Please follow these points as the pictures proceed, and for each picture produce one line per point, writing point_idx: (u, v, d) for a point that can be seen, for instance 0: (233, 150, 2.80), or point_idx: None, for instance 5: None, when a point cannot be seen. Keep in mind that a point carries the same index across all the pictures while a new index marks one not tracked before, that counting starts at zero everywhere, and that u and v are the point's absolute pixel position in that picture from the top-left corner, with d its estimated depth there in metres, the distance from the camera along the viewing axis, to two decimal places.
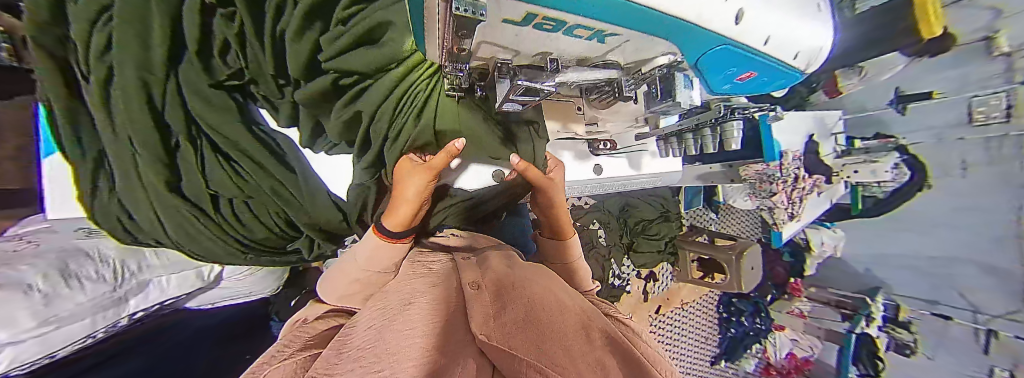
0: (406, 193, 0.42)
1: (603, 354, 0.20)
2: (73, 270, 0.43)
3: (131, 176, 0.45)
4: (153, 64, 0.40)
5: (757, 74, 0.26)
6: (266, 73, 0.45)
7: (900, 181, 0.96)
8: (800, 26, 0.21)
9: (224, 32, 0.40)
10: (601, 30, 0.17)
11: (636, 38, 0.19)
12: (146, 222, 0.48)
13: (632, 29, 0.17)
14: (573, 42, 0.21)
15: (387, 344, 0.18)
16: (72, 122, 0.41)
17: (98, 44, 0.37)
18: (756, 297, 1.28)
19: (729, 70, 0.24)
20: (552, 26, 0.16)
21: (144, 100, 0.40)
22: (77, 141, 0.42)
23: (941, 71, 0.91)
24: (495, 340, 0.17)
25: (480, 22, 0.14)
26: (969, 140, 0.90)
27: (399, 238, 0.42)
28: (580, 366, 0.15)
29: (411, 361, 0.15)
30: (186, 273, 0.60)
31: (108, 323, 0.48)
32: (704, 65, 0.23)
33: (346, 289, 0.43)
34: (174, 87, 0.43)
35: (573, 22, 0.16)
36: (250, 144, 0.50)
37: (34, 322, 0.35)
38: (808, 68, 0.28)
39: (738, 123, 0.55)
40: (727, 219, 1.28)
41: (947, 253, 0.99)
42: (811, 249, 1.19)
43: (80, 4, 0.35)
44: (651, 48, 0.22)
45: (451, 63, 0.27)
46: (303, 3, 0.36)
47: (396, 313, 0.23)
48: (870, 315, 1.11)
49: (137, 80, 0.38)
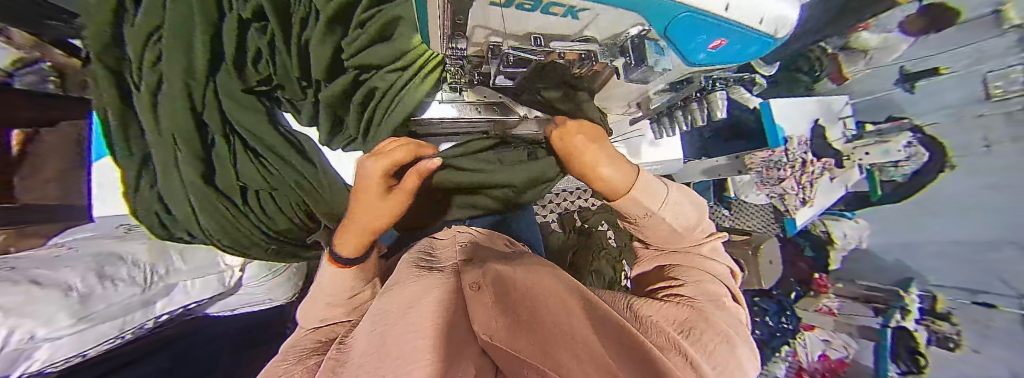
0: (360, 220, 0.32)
1: (615, 337, 0.18)
2: (108, 273, 0.47)
3: (169, 172, 0.48)
4: (195, 72, 0.45)
5: (728, 41, 0.29)
6: (292, 76, 0.50)
7: (916, 163, 0.98)
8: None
9: (258, 39, 0.46)
10: (573, 6, 0.22)
11: (604, 11, 0.23)
12: (182, 215, 0.51)
13: (598, 3, 0.21)
14: (547, 20, 0.25)
15: (392, 349, 0.17)
16: (124, 124, 0.46)
17: (149, 56, 0.42)
18: (779, 295, 1.23)
19: (699, 37, 0.27)
20: (530, 4, 0.22)
21: (187, 101, 0.45)
22: (125, 139, 0.47)
23: (952, 47, 0.89)
24: (501, 345, 0.16)
25: (472, 1, 0.21)
26: (988, 116, 0.87)
27: (347, 262, 0.33)
28: (584, 340, 0.15)
29: (414, 364, 0.12)
30: (210, 277, 0.63)
31: (136, 324, 0.50)
32: (673, 34, 0.26)
33: (331, 307, 0.35)
34: (212, 93, 0.48)
35: (548, 1, 0.21)
36: (274, 139, 0.53)
37: (71, 319, 0.38)
38: (779, 33, 0.28)
39: (722, 94, 0.61)
40: (742, 215, 1.17)
41: (982, 236, 0.91)
42: (834, 242, 1.18)
43: (136, 27, 0.41)
44: (621, 18, 0.25)
45: (450, 49, 0.32)
46: (328, 8, 0.40)
47: (397, 317, 0.23)
48: (905, 307, 1.04)
49: (182, 87, 0.44)
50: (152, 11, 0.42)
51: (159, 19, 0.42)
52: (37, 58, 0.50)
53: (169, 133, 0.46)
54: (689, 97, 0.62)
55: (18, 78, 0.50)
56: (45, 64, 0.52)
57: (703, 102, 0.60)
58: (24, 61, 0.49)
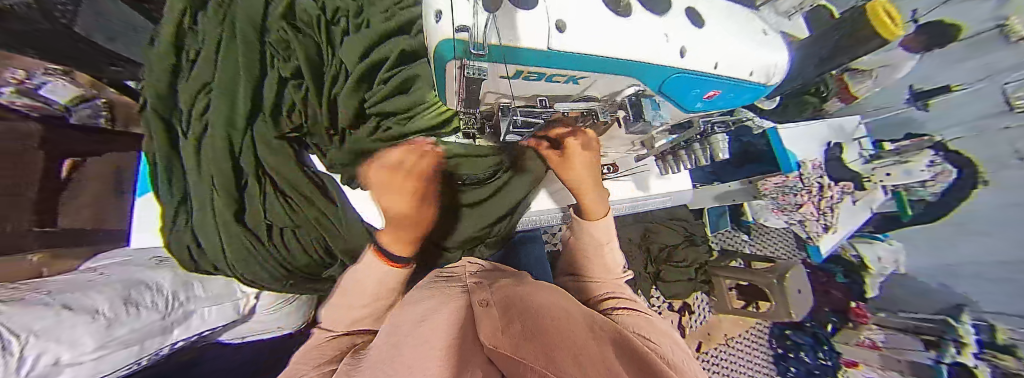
0: (404, 235, 0.32)
1: (612, 357, 0.19)
2: (134, 298, 0.49)
3: (202, 209, 0.51)
4: (235, 119, 0.49)
5: (721, 90, 0.32)
6: (319, 124, 0.52)
7: (943, 182, 0.93)
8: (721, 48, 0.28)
9: (293, 95, 0.51)
10: (571, 75, 0.25)
11: (600, 74, 0.25)
12: (210, 252, 0.52)
13: (586, 70, 0.24)
14: (546, 85, 0.27)
15: (402, 356, 0.18)
16: (167, 165, 0.51)
17: (197, 108, 0.49)
18: (812, 325, 1.15)
19: (694, 91, 0.31)
20: (536, 77, 0.25)
21: (227, 147, 0.49)
22: (168, 180, 0.51)
23: (960, 63, 0.84)
24: (502, 349, 0.17)
25: (484, 80, 0.23)
26: (1014, 128, 0.83)
27: (405, 261, 0.34)
28: (597, 359, 0.17)
29: (429, 362, 0.14)
30: (225, 305, 0.64)
31: (154, 350, 0.50)
32: (668, 90, 0.30)
33: (352, 312, 0.36)
34: (250, 137, 0.51)
35: (550, 72, 0.24)
36: (298, 178, 0.53)
37: (94, 344, 0.39)
38: (768, 81, 0.34)
39: (723, 136, 0.54)
40: (761, 242, 1.20)
41: (1018, 256, 0.88)
42: (867, 267, 1.08)
43: (190, 85, 0.49)
44: (618, 80, 0.27)
45: (465, 109, 0.30)
46: (359, 68, 0.46)
47: (409, 329, 0.24)
48: (960, 339, 0.95)
49: (223, 136, 0.48)
50: (205, 70, 0.49)
51: (208, 77, 0.49)
52: (93, 95, 0.60)
53: (208, 173, 0.49)
54: (689, 140, 0.56)
55: (74, 112, 0.58)
56: (99, 101, 0.61)
57: (704, 145, 0.54)
58: (85, 97, 0.59)
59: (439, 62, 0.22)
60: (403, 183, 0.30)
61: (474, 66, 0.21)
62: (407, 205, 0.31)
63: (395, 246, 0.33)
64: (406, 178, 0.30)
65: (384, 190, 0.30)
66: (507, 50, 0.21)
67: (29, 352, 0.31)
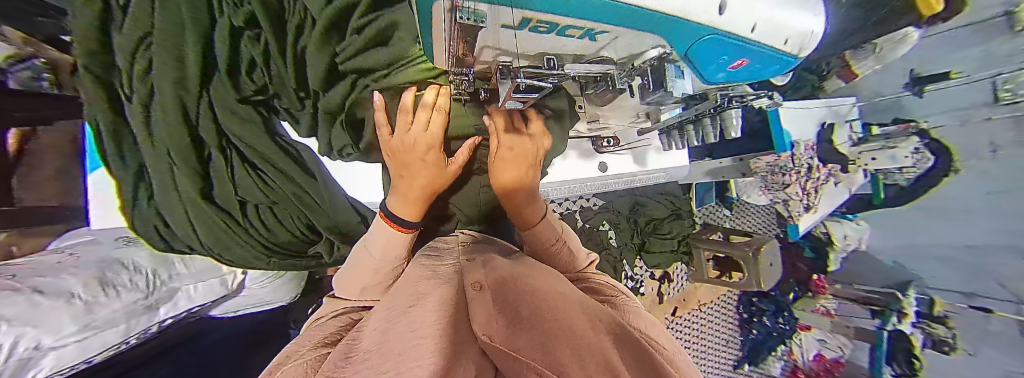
0: (417, 182, 0.42)
1: (607, 346, 0.20)
2: (109, 279, 0.48)
3: (167, 188, 0.48)
4: (186, 83, 0.43)
5: (750, 61, 0.26)
6: (287, 85, 0.47)
7: (922, 167, 0.96)
8: (787, 8, 0.21)
9: (251, 51, 0.44)
10: (592, 29, 0.18)
11: (625, 34, 0.20)
12: (181, 231, 0.52)
13: (620, 27, 0.17)
14: (566, 42, 0.21)
15: (393, 347, 0.18)
16: (117, 137, 0.45)
17: (137, 67, 0.40)
18: (776, 295, 1.24)
19: (722, 58, 0.24)
20: (546, 28, 0.17)
21: (181, 118, 0.44)
22: (119, 155, 0.46)
23: (965, 48, 0.87)
24: (497, 342, 0.17)
25: (481, 29, 0.16)
26: (996, 119, 0.85)
27: (410, 226, 0.42)
28: (594, 348, 0.17)
29: (417, 362, 0.14)
30: (211, 281, 0.65)
31: (141, 329, 0.51)
32: (696, 56, 0.23)
33: (373, 279, 0.42)
34: (207, 103, 0.46)
35: (566, 23, 0.16)
36: (272, 151, 0.52)
37: (76, 326, 0.40)
38: (802, 52, 0.27)
39: (738, 111, 0.52)
40: (740, 216, 1.24)
41: (986, 239, 0.92)
42: (833, 243, 1.16)
43: (122, 36, 0.39)
44: (640, 41, 0.22)
45: (456, 67, 0.28)
46: (326, 16, 0.39)
47: (398, 316, 0.24)
48: (902, 310, 1.07)
49: (175, 101, 0.42)
50: (138, 15, 0.39)
51: (147, 26, 0.39)
52: (30, 54, 0.48)
53: (165, 148, 0.45)
54: (702, 114, 0.54)
55: (11, 74, 0.46)
56: (37, 60, 0.49)
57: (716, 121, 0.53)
58: (18, 56, 0.47)
59: (423, 10, 0.18)
60: (427, 132, 0.41)
61: (469, 7, 0.14)
62: (424, 147, 0.41)
63: (406, 209, 0.42)
64: (430, 130, 0.41)
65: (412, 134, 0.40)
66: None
67: (4, 338, 0.30)
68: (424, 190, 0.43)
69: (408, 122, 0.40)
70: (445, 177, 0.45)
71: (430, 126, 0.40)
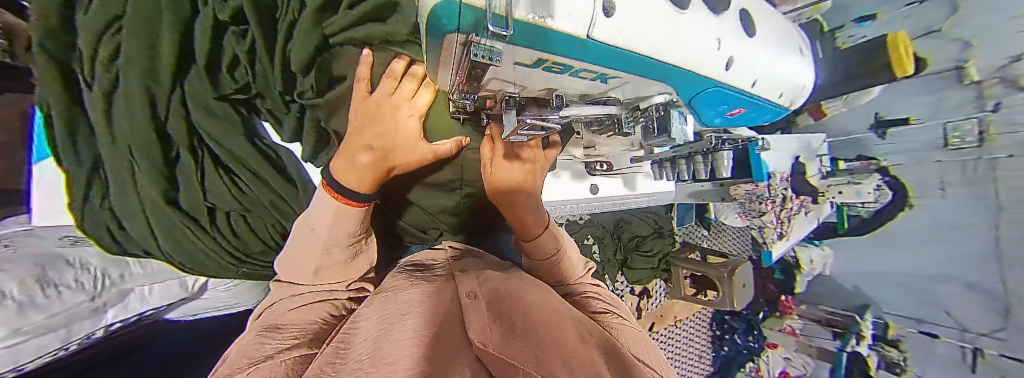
0: (379, 150, 0.37)
1: (605, 368, 0.18)
2: (49, 278, 0.44)
3: (124, 187, 0.45)
4: (157, 76, 0.41)
5: (746, 110, 0.27)
6: (273, 88, 0.45)
7: (881, 200, 1.04)
8: (777, 63, 0.22)
9: (234, 48, 0.41)
10: (604, 74, 0.18)
11: (634, 80, 0.20)
12: (137, 234, 0.49)
13: (631, 74, 0.17)
14: (577, 82, 0.21)
15: (378, 354, 0.17)
16: (70, 128, 0.43)
17: (104, 54, 0.38)
18: (748, 314, 1.33)
19: (721, 106, 0.25)
20: (559, 69, 0.17)
21: (149, 111, 0.41)
22: (72, 149, 0.43)
23: (918, 96, 0.98)
24: (489, 347, 0.16)
25: (493, 67, 0.16)
26: (947, 162, 0.94)
27: (362, 200, 0.38)
28: (592, 369, 0.16)
29: (399, 370, 0.13)
30: (169, 283, 0.62)
31: (82, 334, 0.47)
32: (699, 103, 0.23)
33: (325, 261, 0.38)
34: (180, 96, 0.44)
35: (579, 67, 0.16)
36: (248, 154, 0.49)
37: (4, 333, 0.36)
38: (791, 104, 0.29)
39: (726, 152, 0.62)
40: (716, 236, 1.28)
41: (939, 271, 0.99)
42: (801, 267, 1.24)
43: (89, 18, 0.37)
44: (647, 87, 0.22)
45: (460, 93, 0.26)
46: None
47: (390, 324, 0.23)
48: (860, 333, 1.14)
49: (142, 90, 0.40)
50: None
51: (120, 9, 0.37)
52: None
53: (127, 144, 0.42)
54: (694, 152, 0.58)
55: None
56: None
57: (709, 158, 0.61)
58: None
59: (431, 45, 0.17)
60: (412, 102, 0.37)
61: (484, 45, 0.13)
62: (404, 114, 0.37)
63: (359, 179, 0.37)
64: (416, 100, 0.37)
65: (392, 98, 0.36)
66: (538, 33, 0.12)
67: None
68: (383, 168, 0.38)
69: (392, 88, 0.36)
70: (414, 157, 0.39)
71: (417, 95, 0.37)
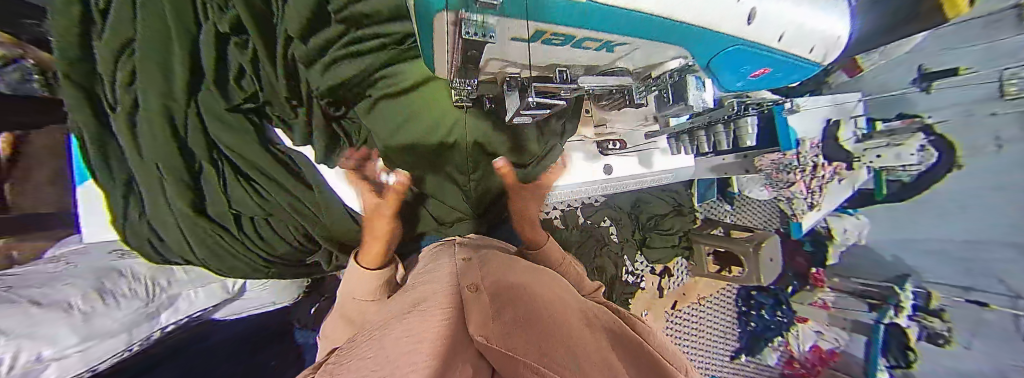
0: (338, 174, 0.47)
1: (609, 353, 0.21)
2: (108, 288, 0.51)
3: (157, 200, 0.49)
4: (172, 93, 0.43)
5: (773, 70, 0.25)
6: (279, 93, 0.45)
7: (924, 164, 0.98)
8: (817, 16, 0.19)
9: (239, 58, 0.42)
10: (610, 42, 0.17)
11: (642, 46, 0.19)
12: (173, 241, 0.53)
13: (640, 38, 0.16)
14: (579, 53, 0.20)
15: (385, 354, 0.18)
16: (103, 150, 0.46)
17: (122, 77, 0.41)
18: (775, 288, 1.25)
19: (743, 66, 0.23)
20: (560, 41, 0.16)
21: (166, 127, 0.44)
22: (107, 165, 0.47)
23: (967, 44, 0.84)
24: (494, 341, 0.17)
25: (489, 45, 0.14)
26: (1002, 115, 0.85)
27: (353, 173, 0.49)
28: (603, 364, 0.18)
29: (411, 366, 0.15)
30: (212, 287, 0.66)
31: (143, 336, 0.55)
32: (718, 64, 0.22)
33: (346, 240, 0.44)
34: (196, 111, 0.45)
35: (582, 36, 0.15)
36: (268, 164, 0.51)
37: (77, 338, 0.43)
38: (825, 60, 0.26)
39: (751, 119, 0.60)
40: (741, 211, 1.21)
41: (979, 236, 0.97)
42: (833, 237, 1.18)
43: (108, 37, 0.39)
44: (659, 53, 0.21)
45: (459, 79, 0.25)
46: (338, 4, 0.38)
47: (398, 324, 0.24)
48: (900, 304, 1.08)
49: (160, 108, 0.42)
50: (121, 21, 0.38)
51: (130, 32, 0.39)
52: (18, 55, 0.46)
53: (154, 161, 0.45)
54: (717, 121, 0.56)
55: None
56: (27, 62, 0.47)
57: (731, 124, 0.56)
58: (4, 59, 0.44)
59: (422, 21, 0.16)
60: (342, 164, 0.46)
61: (475, 20, 0.11)
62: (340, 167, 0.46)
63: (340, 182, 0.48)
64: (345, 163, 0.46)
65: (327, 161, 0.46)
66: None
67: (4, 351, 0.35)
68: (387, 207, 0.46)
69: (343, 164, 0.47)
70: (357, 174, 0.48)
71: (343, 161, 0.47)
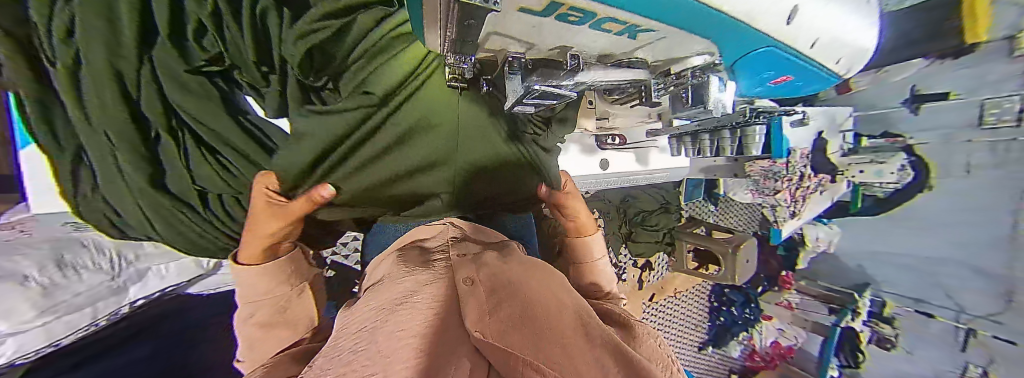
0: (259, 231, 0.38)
1: (600, 349, 0.20)
2: (68, 261, 0.49)
3: (111, 172, 0.42)
4: (121, 46, 0.35)
5: (794, 78, 0.25)
6: (247, 59, 0.39)
7: (902, 182, 1.02)
8: (858, 22, 0.18)
9: (197, 13, 0.35)
10: (636, 24, 0.15)
11: (674, 35, 0.17)
12: (134, 219, 0.47)
13: (673, 27, 0.15)
14: (599, 37, 0.19)
15: (378, 348, 0.16)
16: (46, 114, 0.36)
17: (58, 26, 0.32)
18: (748, 288, 1.32)
19: (767, 70, 0.23)
20: (579, 17, 0.14)
21: (119, 90, 0.36)
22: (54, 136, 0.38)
23: (956, 70, 0.91)
24: (490, 338, 0.17)
25: (488, 11, 0.12)
26: (975, 142, 0.92)
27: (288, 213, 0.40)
28: (595, 363, 0.17)
29: (402, 363, 0.13)
30: (184, 262, 0.64)
31: (111, 310, 0.52)
32: (743, 63, 0.20)
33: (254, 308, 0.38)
34: (150, 71, 0.38)
35: (607, 14, 0.13)
36: (239, 138, 0.46)
37: (34, 311, 0.41)
38: (848, 73, 0.25)
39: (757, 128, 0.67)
40: (726, 213, 1.26)
41: (946, 253, 1.04)
42: (806, 244, 1.24)
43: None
44: (687, 44, 0.20)
45: (454, 53, 0.25)
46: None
47: (387, 314, 0.22)
48: (857, 309, 1.16)
49: (106, 66, 0.34)
50: None
51: None
52: None
53: (100, 124, 0.37)
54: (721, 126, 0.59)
55: None
56: None
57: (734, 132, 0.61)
58: None
59: None
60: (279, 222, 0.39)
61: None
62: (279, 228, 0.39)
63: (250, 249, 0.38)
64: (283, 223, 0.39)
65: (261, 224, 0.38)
66: None
67: None
68: (295, 227, 0.41)
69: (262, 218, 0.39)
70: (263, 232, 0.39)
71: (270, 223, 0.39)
